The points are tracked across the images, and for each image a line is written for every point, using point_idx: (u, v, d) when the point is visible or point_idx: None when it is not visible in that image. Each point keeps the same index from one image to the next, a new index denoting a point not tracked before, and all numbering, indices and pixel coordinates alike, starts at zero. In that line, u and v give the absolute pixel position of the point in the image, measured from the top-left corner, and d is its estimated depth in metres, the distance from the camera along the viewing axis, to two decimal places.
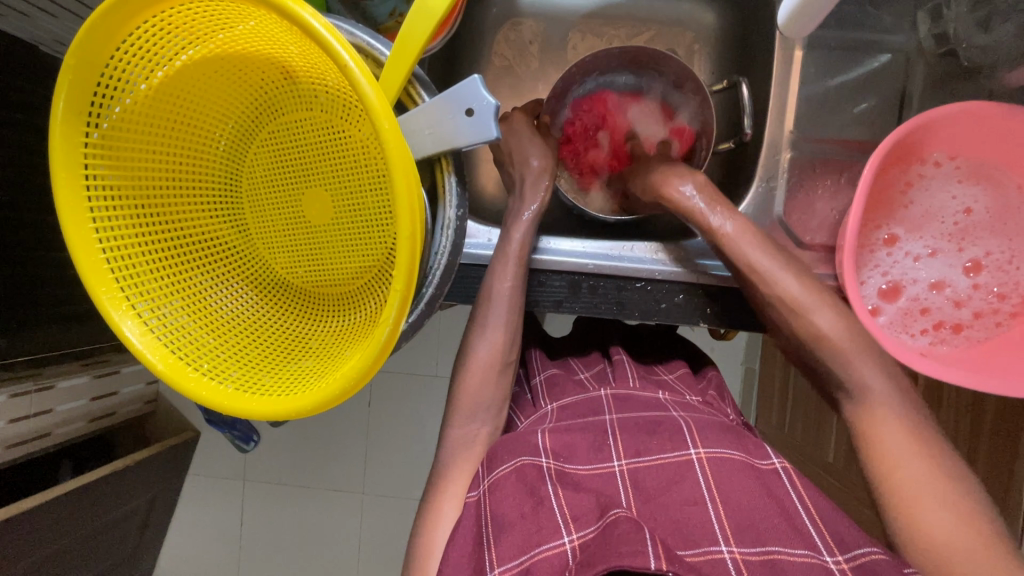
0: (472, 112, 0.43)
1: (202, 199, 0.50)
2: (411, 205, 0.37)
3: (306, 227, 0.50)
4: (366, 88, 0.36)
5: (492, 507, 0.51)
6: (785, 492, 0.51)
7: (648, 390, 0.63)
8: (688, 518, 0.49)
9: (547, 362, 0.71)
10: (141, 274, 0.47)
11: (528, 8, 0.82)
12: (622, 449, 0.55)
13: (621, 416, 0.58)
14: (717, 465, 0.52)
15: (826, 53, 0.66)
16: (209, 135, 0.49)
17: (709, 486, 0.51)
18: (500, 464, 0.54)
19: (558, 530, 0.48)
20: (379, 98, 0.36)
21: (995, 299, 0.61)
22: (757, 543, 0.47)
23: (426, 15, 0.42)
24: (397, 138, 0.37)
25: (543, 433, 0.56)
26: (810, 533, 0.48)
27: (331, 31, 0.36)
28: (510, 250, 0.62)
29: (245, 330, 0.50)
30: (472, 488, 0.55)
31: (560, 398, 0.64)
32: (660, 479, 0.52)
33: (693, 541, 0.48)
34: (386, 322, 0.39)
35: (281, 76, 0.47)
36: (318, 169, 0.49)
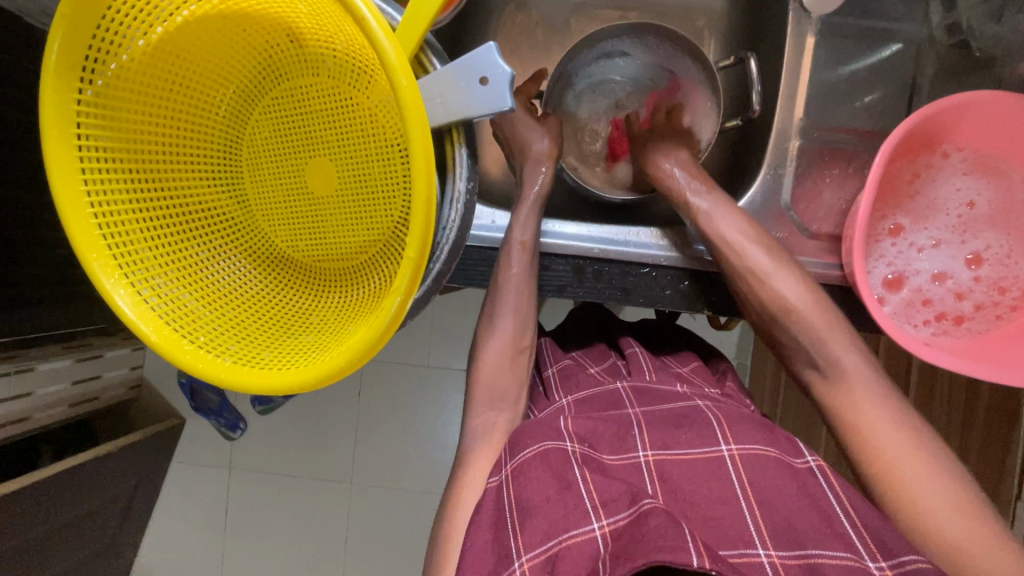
0: (486, 81, 0.42)
1: (201, 166, 0.48)
2: (427, 169, 0.36)
3: (307, 198, 0.49)
4: (385, 45, 0.35)
5: (517, 492, 0.50)
6: (820, 490, 0.50)
7: (667, 384, 0.62)
8: (723, 519, 0.48)
9: (559, 355, 0.70)
10: (135, 243, 0.45)
11: None
12: (647, 441, 0.54)
13: (644, 410, 0.57)
14: (751, 463, 0.51)
15: (837, 40, 0.65)
16: (208, 99, 0.47)
17: (742, 484, 0.50)
18: (522, 448, 0.52)
19: (587, 516, 0.47)
20: (399, 56, 0.35)
21: (996, 292, 0.61)
22: (796, 546, 0.47)
23: None
24: (414, 97, 0.35)
25: (565, 419, 0.55)
26: (851, 536, 0.47)
27: None
28: (518, 239, 0.60)
29: (241, 303, 0.48)
30: (493, 473, 0.53)
31: (575, 391, 0.63)
32: (690, 475, 0.51)
33: (728, 540, 0.47)
34: (397, 291, 0.38)
35: (288, 39, 0.45)
36: (322, 138, 0.47)
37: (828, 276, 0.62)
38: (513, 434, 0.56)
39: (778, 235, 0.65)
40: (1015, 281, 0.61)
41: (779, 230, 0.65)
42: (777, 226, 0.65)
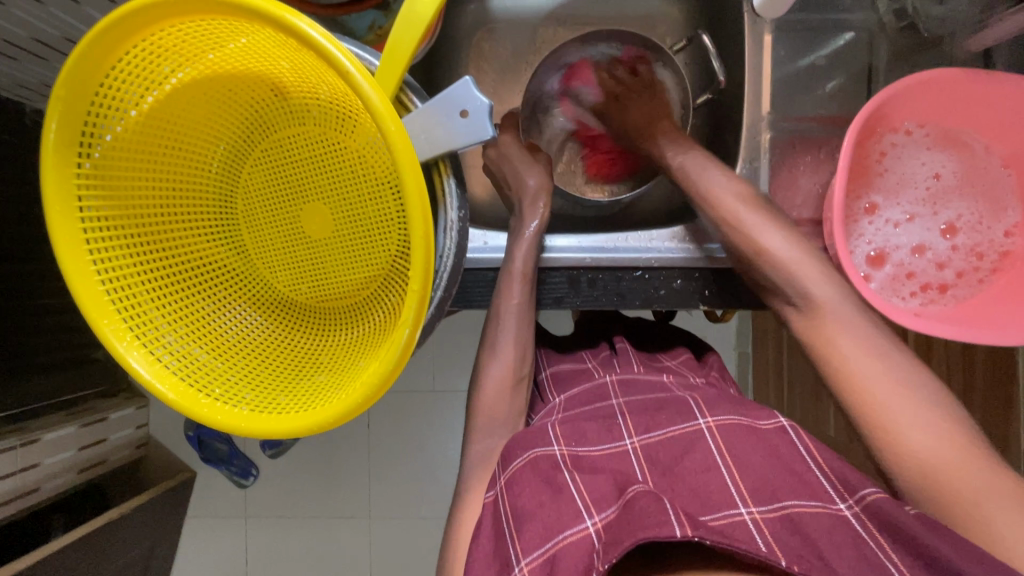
0: (466, 113, 0.44)
1: (200, 223, 0.50)
2: (421, 205, 0.37)
3: (306, 242, 0.51)
4: (369, 94, 0.36)
5: (510, 500, 0.50)
6: (795, 452, 0.51)
7: (653, 375, 0.64)
8: (704, 487, 0.50)
9: (554, 358, 0.72)
10: (143, 304, 0.47)
11: (500, 15, 0.84)
12: (631, 427, 0.56)
13: (627, 400, 0.59)
14: (728, 432, 0.53)
15: (792, 35, 0.68)
16: (201, 158, 0.49)
17: (720, 452, 0.52)
18: (514, 456, 0.54)
19: (579, 515, 0.48)
20: (382, 101, 0.36)
21: (975, 258, 0.63)
22: (773, 500, 0.48)
23: (415, 23, 0.43)
24: (401, 140, 0.36)
25: (553, 424, 0.56)
26: (821, 482, 0.49)
27: (329, 39, 0.35)
28: (516, 268, 0.62)
29: (251, 352, 0.49)
30: (489, 488, 0.54)
31: (568, 390, 0.65)
32: (673, 452, 0.53)
33: (711, 506, 0.49)
34: (405, 323, 0.39)
35: (272, 93, 0.47)
36: (314, 184, 0.49)
37: None
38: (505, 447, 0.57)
39: None
40: (992, 246, 0.63)
41: None
42: None
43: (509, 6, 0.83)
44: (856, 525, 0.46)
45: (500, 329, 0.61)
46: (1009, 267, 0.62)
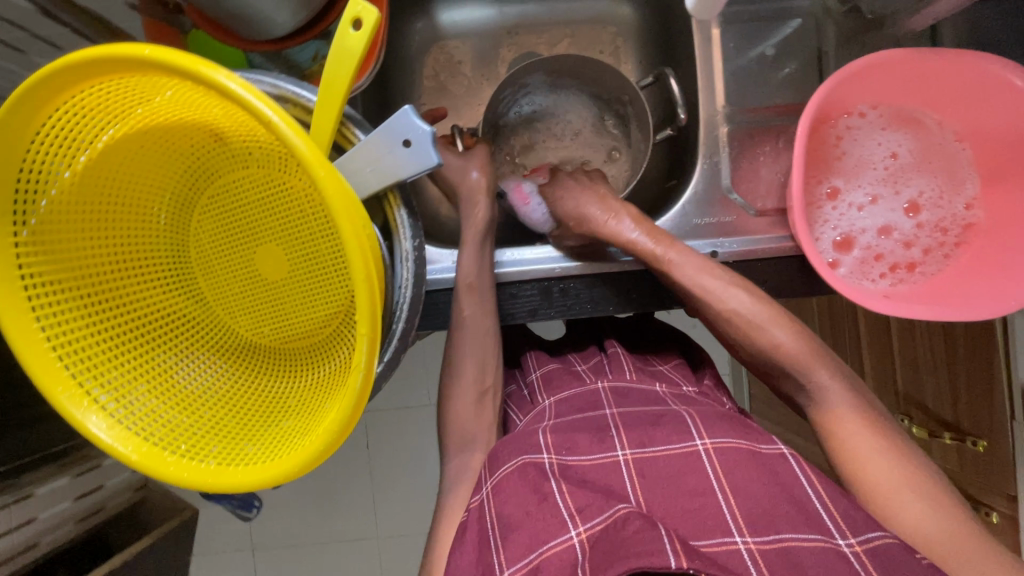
0: (409, 143, 0.44)
1: (153, 275, 0.49)
2: (360, 246, 0.35)
3: (263, 284, 0.50)
4: (295, 140, 0.34)
5: (497, 509, 0.50)
6: (796, 481, 0.49)
7: (646, 383, 0.63)
8: (699, 510, 0.48)
9: (543, 359, 0.72)
10: (100, 366, 0.46)
11: (451, 30, 0.83)
12: (625, 440, 0.54)
13: (621, 412, 0.58)
14: (725, 455, 0.51)
15: (740, 27, 0.68)
16: (146, 211, 0.48)
17: (718, 476, 0.50)
18: (502, 464, 0.54)
19: (565, 525, 0.47)
20: (309, 147, 0.34)
21: (940, 233, 0.63)
22: (770, 531, 0.46)
23: (348, 57, 0.42)
24: (334, 184, 0.35)
25: (544, 432, 0.55)
26: (822, 517, 0.47)
27: (249, 89, 0.34)
28: (466, 273, 0.62)
29: (217, 402, 0.49)
30: (476, 492, 0.54)
31: (557, 392, 0.64)
32: (668, 471, 0.51)
33: (707, 531, 0.47)
34: (359, 368, 0.37)
35: (211, 139, 0.46)
36: (264, 225, 0.48)
37: (782, 248, 0.65)
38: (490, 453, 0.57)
39: (727, 219, 0.67)
40: (955, 220, 0.63)
41: (728, 214, 0.67)
42: (725, 211, 0.67)
43: (458, 20, 0.83)
44: (854, 563, 0.44)
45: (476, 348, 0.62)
46: (973, 239, 0.62)
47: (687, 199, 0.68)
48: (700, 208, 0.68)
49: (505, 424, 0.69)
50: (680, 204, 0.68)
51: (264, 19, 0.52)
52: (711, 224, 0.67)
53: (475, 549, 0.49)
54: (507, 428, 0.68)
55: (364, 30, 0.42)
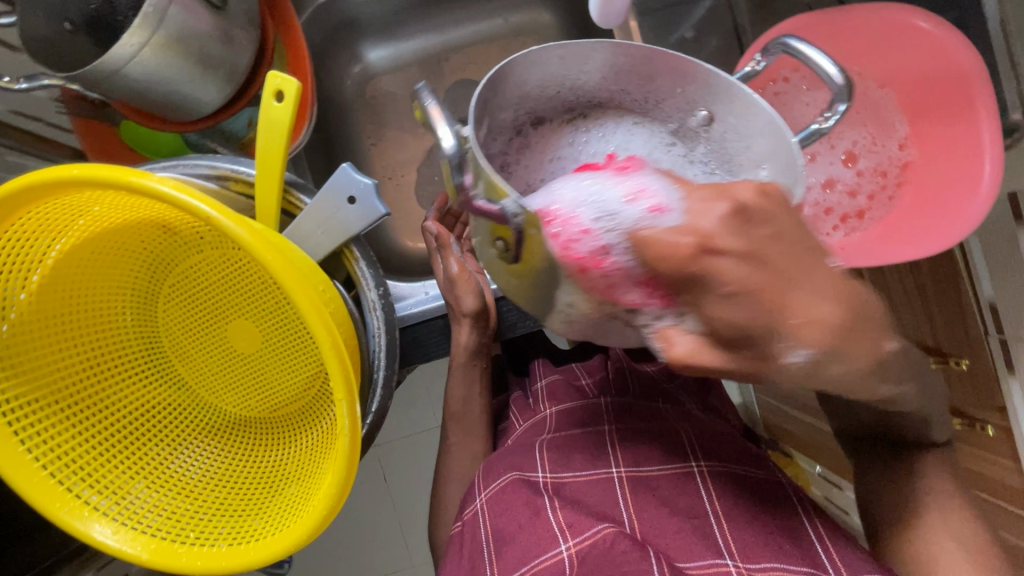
0: (354, 199, 0.45)
1: (131, 372, 0.50)
2: (319, 316, 0.36)
3: (241, 359, 0.51)
4: (237, 230, 0.35)
5: (491, 521, 0.53)
6: (799, 523, 0.51)
7: (649, 401, 0.64)
8: (691, 532, 0.50)
9: (548, 368, 0.73)
10: (94, 472, 0.46)
11: (381, 66, 0.84)
12: (621, 458, 0.56)
13: (620, 427, 0.59)
14: (720, 485, 0.54)
15: (654, 16, 0.70)
16: (111, 313, 0.48)
17: (711, 500, 0.52)
18: (497, 477, 0.56)
19: (555, 539, 0.49)
20: (251, 233, 0.35)
21: (880, 177, 0.65)
22: (763, 560, 0.48)
23: (277, 130, 0.43)
24: (284, 265, 0.36)
25: (541, 447, 0.57)
26: (818, 554, 0.49)
27: (183, 189, 0.34)
28: (463, 311, 0.61)
29: (217, 482, 0.49)
30: (470, 503, 0.56)
31: (559, 402, 0.65)
32: (663, 491, 0.53)
33: (697, 552, 0.48)
34: (343, 431, 0.37)
35: (161, 231, 0.47)
36: (231, 302, 0.49)
37: None
38: (485, 465, 0.59)
39: None
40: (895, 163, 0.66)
41: None
42: None
43: (387, 54, 0.84)
44: None
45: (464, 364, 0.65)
46: (913, 177, 0.64)
47: None
48: None
49: (507, 428, 0.72)
50: None
51: (192, 100, 0.52)
52: None
53: (469, 560, 0.52)
54: (508, 432, 0.71)
55: (287, 101, 0.43)
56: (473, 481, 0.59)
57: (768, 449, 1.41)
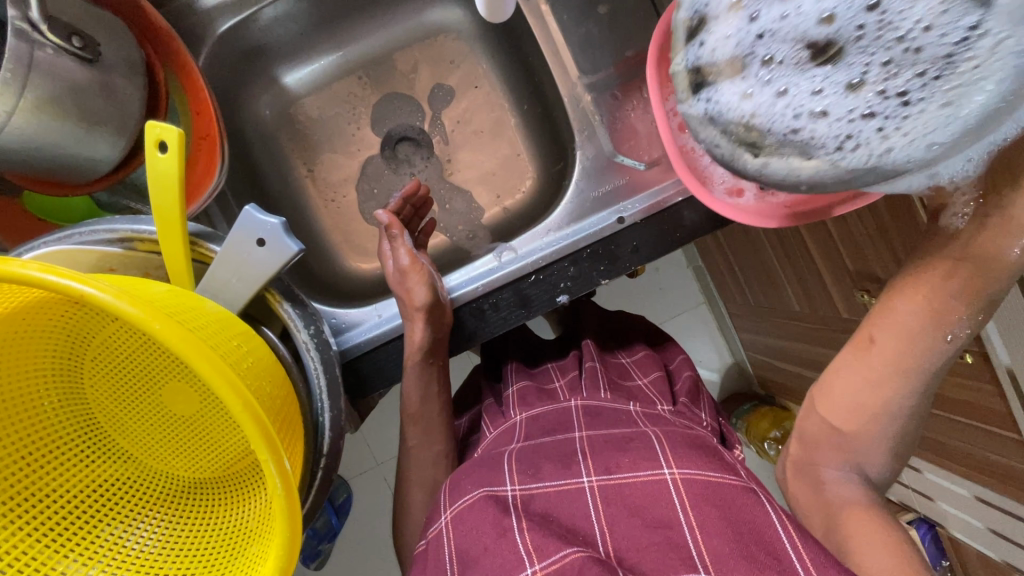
0: (263, 241, 0.43)
1: (69, 454, 0.47)
2: (225, 379, 0.34)
3: (183, 421, 0.49)
4: (118, 303, 0.32)
5: (456, 542, 0.51)
6: (768, 519, 0.48)
7: (619, 403, 0.63)
8: (663, 543, 0.48)
9: (520, 374, 0.72)
10: (43, 565, 0.44)
11: (302, 89, 0.81)
12: (592, 466, 0.54)
13: (590, 434, 0.58)
14: (693, 486, 0.51)
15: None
16: (35, 396, 0.46)
17: (684, 510, 0.50)
18: (464, 494, 0.55)
19: (520, 562, 0.47)
20: (136, 306, 0.32)
21: None
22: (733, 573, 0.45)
23: (167, 182, 0.41)
24: (176, 332, 0.33)
25: (509, 460, 0.56)
26: (788, 552, 0.46)
27: (50, 270, 0.31)
28: (414, 304, 0.61)
29: (176, 552, 0.47)
30: (435, 520, 0.56)
31: (530, 408, 0.65)
32: (633, 502, 0.52)
33: (670, 567, 0.47)
34: (276, 492, 0.36)
35: (70, 306, 0.45)
36: (159, 367, 0.47)
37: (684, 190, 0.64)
38: (452, 478, 0.58)
39: (622, 182, 0.67)
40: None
41: (621, 177, 0.67)
42: (617, 176, 0.68)
43: (306, 76, 0.81)
44: None
45: (421, 382, 0.64)
46: None
47: (579, 176, 0.69)
48: (593, 179, 0.69)
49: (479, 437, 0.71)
50: (574, 182, 0.70)
51: (85, 160, 0.50)
52: (608, 192, 0.68)
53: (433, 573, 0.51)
54: (479, 442, 0.69)
55: (172, 150, 0.40)
56: (441, 494, 0.58)
57: (767, 405, 1.40)
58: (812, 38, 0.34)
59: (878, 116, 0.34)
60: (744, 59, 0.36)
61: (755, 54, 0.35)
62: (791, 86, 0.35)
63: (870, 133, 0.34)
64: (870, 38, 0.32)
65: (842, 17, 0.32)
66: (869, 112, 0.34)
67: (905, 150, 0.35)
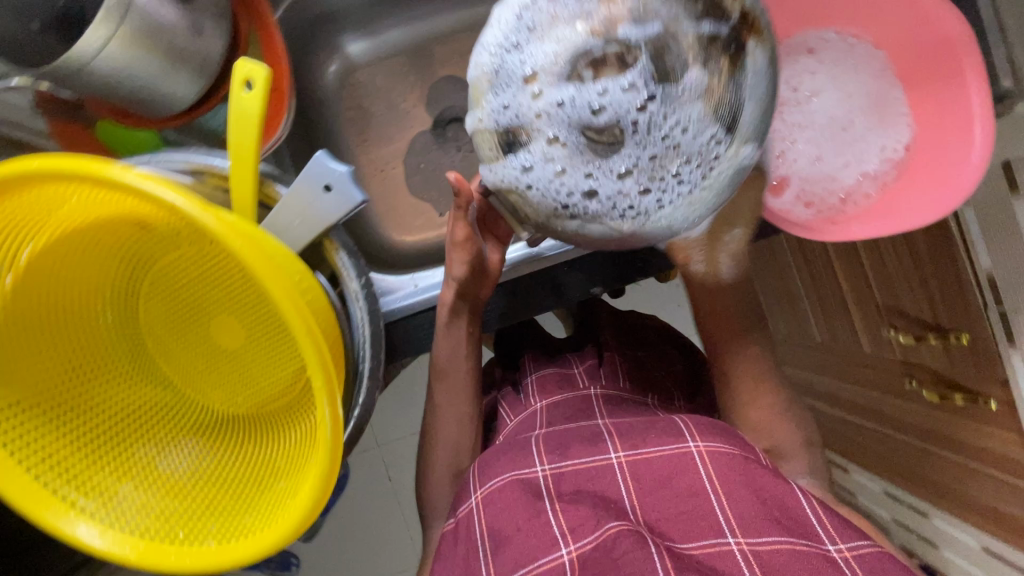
0: (330, 187, 0.44)
1: (113, 371, 0.49)
2: (294, 305, 0.35)
3: (226, 354, 0.50)
4: (205, 218, 0.34)
5: (488, 522, 0.53)
6: (797, 503, 0.50)
7: (638, 396, 0.66)
8: (693, 512, 0.51)
9: (540, 362, 0.72)
10: (81, 474, 0.45)
11: (362, 59, 0.83)
12: (618, 443, 0.55)
13: (614, 419, 0.58)
14: (718, 458, 0.52)
15: None
16: (91, 310, 0.48)
17: (709, 477, 0.52)
18: (494, 477, 0.55)
19: (555, 543, 0.50)
20: (221, 222, 0.34)
21: (869, 164, 0.63)
22: (763, 533, 0.49)
23: (248, 118, 0.42)
24: (254, 252, 0.35)
25: (536, 441, 0.57)
26: (811, 526, 0.49)
27: (146, 177, 0.33)
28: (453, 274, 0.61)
29: (206, 480, 0.49)
30: (465, 500, 0.56)
31: (551, 395, 0.66)
32: (661, 473, 0.53)
33: (698, 530, 0.50)
34: (324, 423, 0.37)
35: (137, 228, 0.46)
36: (214, 299, 0.49)
37: None
38: (480, 458, 0.58)
39: None
40: (880, 153, 0.63)
41: None
42: None
43: (367, 47, 0.83)
44: (843, 567, 0.47)
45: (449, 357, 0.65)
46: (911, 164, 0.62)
47: None
48: None
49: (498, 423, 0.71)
50: None
51: (164, 95, 0.52)
52: None
53: (465, 556, 0.53)
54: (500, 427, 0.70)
55: (257, 88, 0.42)
56: (470, 472, 0.59)
57: None
58: (585, 124, 0.41)
59: (656, 190, 0.43)
60: (541, 124, 0.42)
61: (540, 131, 0.42)
62: (577, 160, 0.42)
63: (650, 204, 0.43)
64: (642, 134, 0.41)
65: (613, 109, 0.40)
66: (645, 188, 0.42)
67: (680, 213, 0.45)
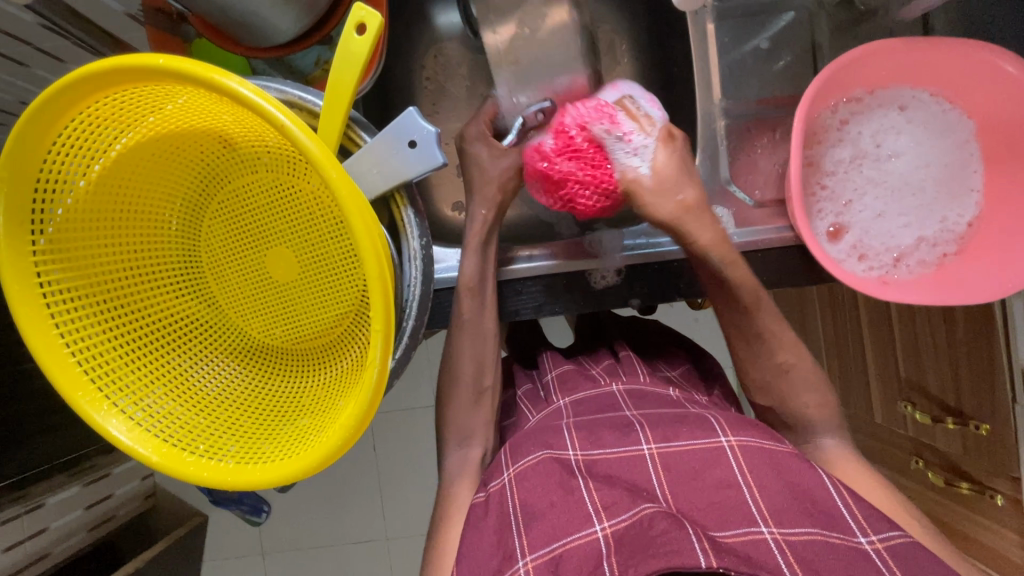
0: (415, 144, 0.45)
1: (166, 277, 0.50)
2: (371, 243, 0.37)
3: (274, 285, 0.50)
4: (308, 143, 0.36)
5: (521, 495, 0.52)
6: (830, 498, 0.51)
7: (660, 387, 0.64)
8: (728, 501, 0.51)
9: (558, 360, 0.72)
10: (118, 371, 0.47)
11: (447, 31, 0.84)
12: (650, 433, 0.55)
13: (642, 411, 0.59)
14: (750, 452, 0.53)
15: (729, 20, 0.71)
16: (159, 215, 0.49)
17: (743, 472, 0.52)
18: (528, 454, 0.56)
19: (589, 519, 0.49)
20: (322, 150, 0.36)
21: (935, 233, 0.62)
22: (797, 524, 0.49)
23: (352, 61, 0.43)
24: (346, 185, 0.36)
25: (568, 427, 0.57)
26: (844, 517, 0.50)
27: (261, 95, 0.35)
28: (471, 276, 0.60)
29: (233, 402, 0.49)
30: (497, 477, 0.57)
31: (573, 392, 0.65)
32: (692, 467, 0.53)
33: (730, 522, 0.50)
34: (373, 363, 0.38)
35: (221, 145, 0.47)
36: (275, 229, 0.49)
37: (782, 239, 0.64)
38: (510, 441, 0.60)
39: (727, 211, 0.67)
40: (939, 222, 0.62)
41: (728, 206, 0.67)
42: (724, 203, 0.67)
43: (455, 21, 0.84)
44: (876, 559, 0.47)
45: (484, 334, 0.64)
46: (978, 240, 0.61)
47: None
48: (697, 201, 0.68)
49: (518, 420, 0.69)
50: None
51: (267, 25, 0.53)
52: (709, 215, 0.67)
53: (496, 526, 0.52)
54: (522, 425, 0.68)
55: (368, 34, 0.43)
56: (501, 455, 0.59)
57: None
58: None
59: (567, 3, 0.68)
60: None
61: None
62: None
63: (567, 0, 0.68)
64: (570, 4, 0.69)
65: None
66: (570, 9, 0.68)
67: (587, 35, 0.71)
